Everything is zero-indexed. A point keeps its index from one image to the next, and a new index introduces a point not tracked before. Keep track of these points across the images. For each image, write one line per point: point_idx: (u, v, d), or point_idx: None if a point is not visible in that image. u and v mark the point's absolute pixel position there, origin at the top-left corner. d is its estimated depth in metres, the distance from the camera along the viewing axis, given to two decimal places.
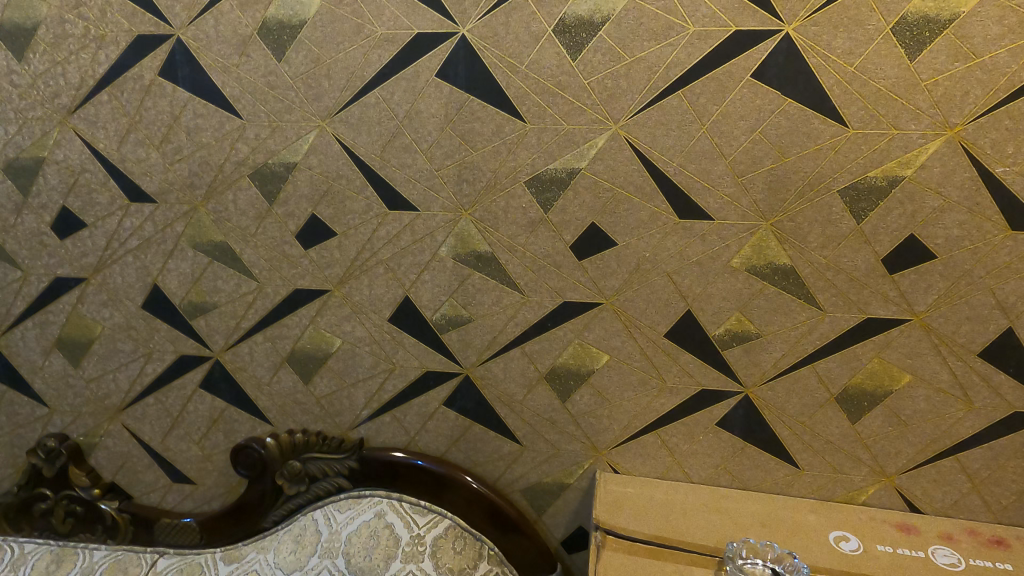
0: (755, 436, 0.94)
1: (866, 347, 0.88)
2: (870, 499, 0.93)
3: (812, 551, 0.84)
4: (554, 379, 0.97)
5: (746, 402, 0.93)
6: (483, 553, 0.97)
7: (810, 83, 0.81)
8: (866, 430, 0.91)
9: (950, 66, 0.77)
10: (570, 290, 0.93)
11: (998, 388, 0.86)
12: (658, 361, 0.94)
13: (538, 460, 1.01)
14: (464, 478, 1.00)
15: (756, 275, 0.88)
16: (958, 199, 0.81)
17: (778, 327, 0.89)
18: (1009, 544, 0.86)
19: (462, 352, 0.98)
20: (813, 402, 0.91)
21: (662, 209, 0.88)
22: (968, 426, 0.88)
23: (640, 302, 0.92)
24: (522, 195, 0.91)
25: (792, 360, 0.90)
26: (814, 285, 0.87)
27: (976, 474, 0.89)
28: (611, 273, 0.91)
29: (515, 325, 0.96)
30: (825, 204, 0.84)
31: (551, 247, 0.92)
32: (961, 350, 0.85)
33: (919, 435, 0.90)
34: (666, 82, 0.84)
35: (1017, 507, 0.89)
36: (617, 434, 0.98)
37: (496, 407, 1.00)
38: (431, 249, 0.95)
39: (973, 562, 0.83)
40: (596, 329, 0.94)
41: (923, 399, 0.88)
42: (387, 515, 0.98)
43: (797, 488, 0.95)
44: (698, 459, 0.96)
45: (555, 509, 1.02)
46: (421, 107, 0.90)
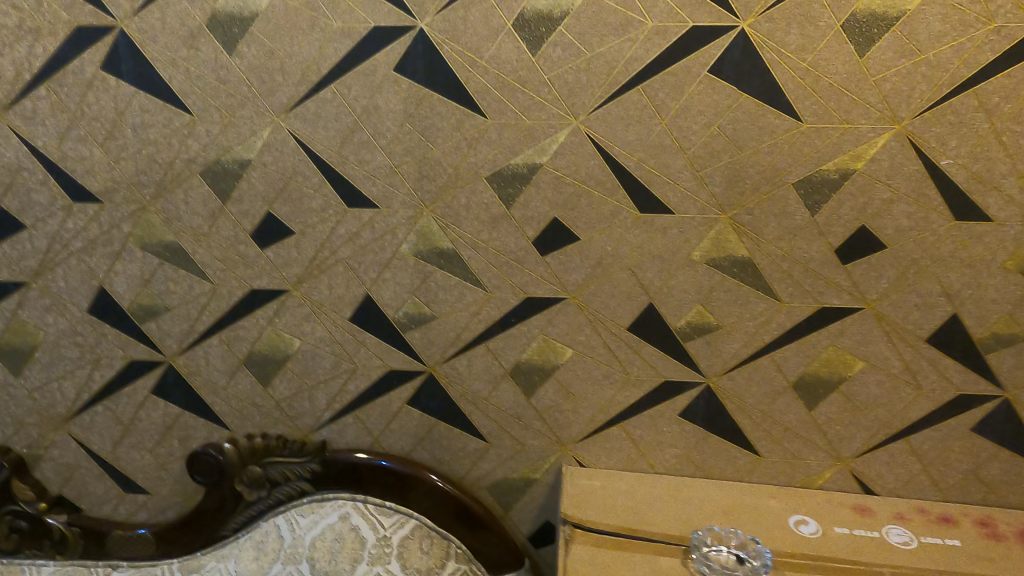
0: (716, 425, 0.96)
1: (821, 336, 0.90)
2: (826, 483, 0.96)
3: (774, 536, 0.86)
4: (519, 375, 0.97)
5: (707, 392, 0.95)
6: (451, 551, 0.97)
7: (765, 78, 0.82)
8: (822, 417, 0.93)
9: (896, 62, 0.80)
10: (534, 285, 0.93)
11: (944, 372, 0.89)
12: (622, 354, 0.94)
13: (504, 456, 1.00)
14: (429, 476, 0.99)
15: (716, 267, 0.89)
16: (906, 190, 0.84)
17: (736, 318, 0.91)
18: (955, 521, 0.91)
19: (425, 350, 0.97)
20: (772, 391, 0.93)
21: (623, 204, 0.89)
22: (917, 409, 0.91)
23: (603, 297, 0.92)
24: (483, 190, 0.90)
25: (751, 350, 0.92)
26: (771, 276, 0.89)
27: (925, 456, 0.93)
28: (574, 268, 0.92)
29: (479, 321, 0.95)
30: (781, 197, 0.86)
31: (513, 242, 0.92)
32: (910, 336, 0.89)
33: (872, 419, 0.93)
34: (625, 77, 0.84)
35: (962, 485, 0.93)
36: (582, 428, 0.98)
37: (461, 404, 0.99)
38: (392, 247, 0.94)
39: (924, 540, 0.87)
40: (560, 324, 0.94)
41: (875, 385, 0.91)
42: (352, 517, 0.98)
43: (758, 475, 0.97)
44: (662, 450, 0.98)
45: (522, 505, 1.02)
46: (379, 102, 0.88)
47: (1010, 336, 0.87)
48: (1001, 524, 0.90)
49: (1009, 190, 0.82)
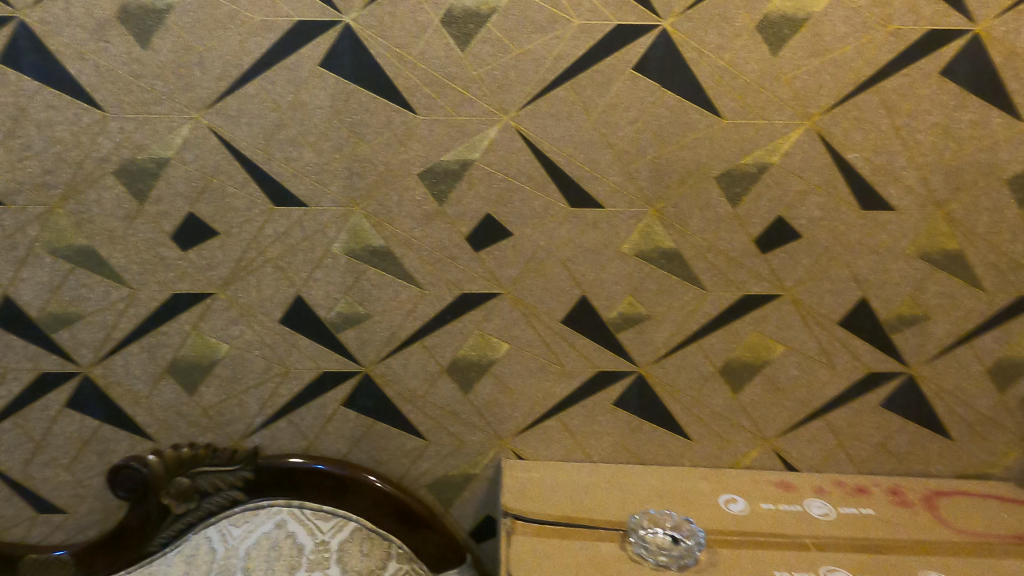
0: (649, 412, 0.99)
1: (744, 323, 0.95)
2: (752, 462, 1.01)
3: (706, 515, 0.90)
4: (456, 371, 0.97)
5: (640, 381, 0.97)
6: (391, 552, 0.96)
7: (686, 76, 0.85)
8: (747, 399, 0.98)
9: (806, 62, 0.84)
10: (468, 281, 0.93)
11: (856, 352, 0.95)
12: (557, 347, 0.96)
13: (443, 453, 1.00)
14: (368, 477, 0.98)
15: (644, 259, 0.92)
16: (818, 182, 0.89)
17: (665, 308, 0.94)
18: (869, 492, 0.97)
19: (360, 350, 0.96)
20: (700, 377, 0.97)
21: (555, 199, 0.90)
22: (832, 389, 0.97)
23: (537, 291, 0.94)
24: (415, 187, 0.90)
25: (680, 338, 0.95)
26: (697, 267, 0.92)
27: (841, 431, 0.99)
28: (508, 263, 0.92)
29: (414, 319, 0.95)
30: (704, 190, 0.89)
31: (447, 239, 0.92)
32: (825, 319, 0.94)
33: (792, 400, 0.98)
34: (554, 74, 0.85)
35: (873, 456, 1.00)
36: (519, 421, 0.99)
37: (399, 403, 0.98)
38: (323, 246, 0.92)
39: (842, 510, 0.93)
40: (495, 320, 0.95)
41: (794, 367, 0.96)
42: (289, 524, 0.95)
43: (689, 458, 1.01)
44: (598, 439, 1.00)
45: (462, 501, 1.02)
46: (305, 98, 0.87)
47: (912, 316, 0.94)
48: (909, 492, 0.97)
49: (907, 180, 0.88)
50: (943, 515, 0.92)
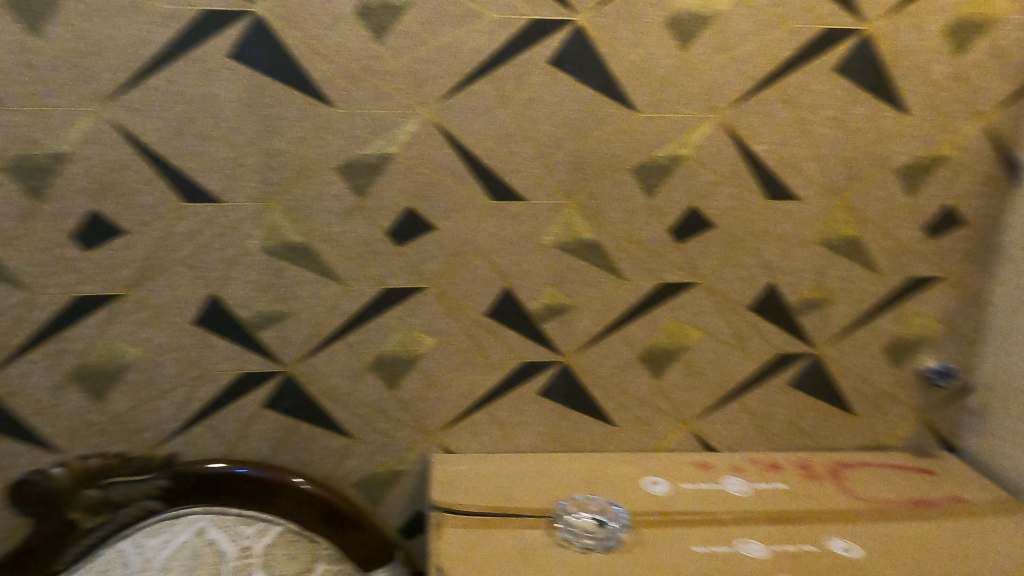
0: (574, 401, 1.01)
1: (663, 310, 0.98)
2: (674, 445, 1.05)
3: (629, 497, 0.93)
4: (381, 368, 0.96)
5: (564, 370, 0.99)
6: (318, 554, 0.95)
7: (601, 70, 0.87)
8: (667, 384, 1.02)
9: (713, 58, 0.88)
10: (391, 276, 0.93)
11: (766, 335, 1.00)
12: (482, 339, 0.97)
13: (370, 451, 0.99)
14: (293, 480, 0.95)
15: (566, 251, 0.94)
16: (728, 174, 0.93)
17: (587, 298, 0.96)
18: (782, 467, 1.03)
19: (280, 349, 0.94)
20: (622, 364, 1.00)
21: (476, 192, 0.90)
22: (746, 371, 1.02)
23: (461, 284, 0.94)
24: (334, 181, 0.88)
25: (601, 327, 0.98)
26: (616, 257, 0.95)
27: (754, 411, 1.04)
28: (431, 257, 0.92)
29: (336, 316, 0.93)
30: (621, 182, 0.92)
31: (368, 234, 0.91)
32: (737, 305, 0.99)
33: (710, 383, 1.02)
34: (472, 67, 0.86)
35: (784, 434, 1.06)
36: (447, 415, 0.99)
37: (323, 402, 0.96)
38: (238, 243, 0.89)
39: (757, 486, 0.97)
40: (420, 314, 0.94)
41: (710, 351, 1.01)
42: (209, 532, 0.92)
43: (614, 444, 1.04)
44: (525, 429, 1.01)
45: (391, 498, 1.02)
46: (216, 90, 0.84)
47: (816, 300, 0.99)
48: (817, 465, 1.03)
49: (808, 172, 0.93)
50: (848, 485, 0.98)
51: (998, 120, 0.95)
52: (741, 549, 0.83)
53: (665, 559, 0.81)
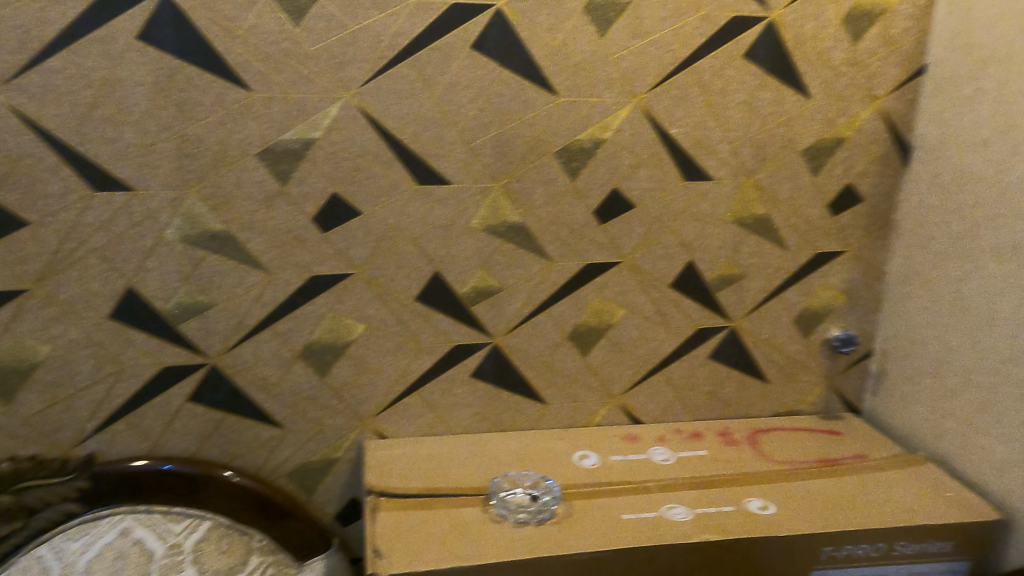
0: (506, 381, 1.03)
1: (589, 289, 1.01)
2: (603, 419, 1.09)
3: (561, 471, 0.96)
4: (310, 356, 0.95)
5: (495, 351, 1.01)
6: (252, 546, 0.94)
7: (523, 55, 0.89)
8: (595, 361, 1.05)
9: (630, 44, 0.91)
10: (318, 263, 0.92)
11: (686, 311, 1.05)
12: (413, 323, 0.97)
13: (302, 440, 0.98)
14: (223, 473, 0.94)
15: (493, 233, 0.95)
16: (647, 156, 0.96)
17: (516, 280, 0.98)
18: (703, 435, 1.08)
19: (204, 341, 0.91)
20: (552, 344, 1.02)
21: (402, 177, 0.90)
22: (668, 345, 1.07)
23: (389, 269, 0.94)
24: (255, 167, 0.86)
25: (530, 308, 1.00)
26: (543, 239, 0.97)
27: (677, 383, 1.09)
28: (358, 242, 0.92)
29: (262, 305, 0.91)
30: (545, 165, 0.94)
31: (292, 220, 0.89)
32: (659, 282, 1.03)
33: (635, 358, 1.06)
34: (393, 51, 0.85)
35: (705, 403, 1.12)
36: (380, 401, 0.99)
37: (251, 393, 0.94)
38: (155, 233, 0.86)
39: (680, 455, 1.03)
40: (348, 300, 0.94)
41: (635, 328, 1.05)
42: (134, 531, 0.90)
43: (546, 421, 1.07)
44: (458, 411, 1.03)
45: (325, 486, 1.01)
46: (124, 73, 0.80)
47: (731, 276, 1.05)
48: (735, 431, 1.10)
49: (721, 153, 0.98)
50: (763, 449, 1.05)
51: (891, 104, 1.02)
52: (666, 513, 0.88)
53: (596, 526, 0.84)
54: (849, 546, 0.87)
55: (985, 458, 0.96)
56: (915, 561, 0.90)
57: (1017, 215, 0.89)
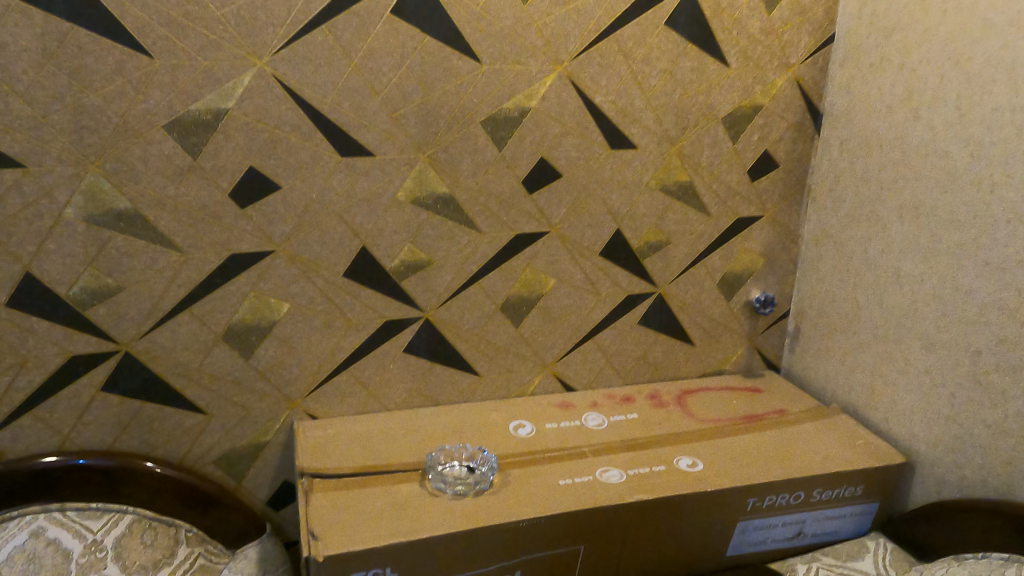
0: (439, 354, 1.02)
1: (520, 260, 1.01)
2: (537, 388, 1.10)
3: (497, 442, 0.97)
4: (233, 338, 0.91)
5: (427, 325, 1.00)
6: (180, 537, 0.90)
7: (445, 21, 0.86)
8: (527, 331, 1.06)
9: (553, 10, 0.90)
10: (237, 240, 0.87)
11: (615, 278, 1.07)
12: (341, 300, 0.94)
13: (228, 425, 0.95)
14: (145, 464, 0.89)
15: (420, 205, 0.93)
16: (573, 125, 0.96)
17: (445, 252, 0.97)
18: (634, 399, 1.11)
19: (114, 327, 0.85)
20: (484, 316, 1.02)
21: (323, 149, 0.87)
22: (598, 313, 1.08)
23: (314, 245, 0.90)
24: (162, 140, 0.81)
25: (461, 280, 0.99)
26: (471, 210, 0.96)
27: (608, 349, 1.11)
28: (278, 218, 0.88)
29: (178, 287, 0.87)
30: (472, 135, 0.92)
31: (206, 195, 0.84)
32: (588, 251, 1.04)
33: (566, 326, 1.08)
34: (308, 16, 0.81)
35: (635, 368, 1.15)
36: (309, 381, 0.97)
37: (170, 379, 0.90)
38: (53, 213, 0.79)
39: (613, 419, 1.05)
40: (271, 278, 0.90)
41: (565, 296, 1.06)
42: (47, 531, 0.84)
43: (481, 393, 1.07)
44: (391, 387, 1.01)
45: (255, 471, 0.98)
46: (5, 37, 0.73)
47: (657, 243, 1.07)
48: (664, 394, 1.14)
49: (645, 122, 0.99)
50: (691, 409, 1.09)
51: (804, 72, 1.06)
52: (601, 476, 0.90)
53: (534, 493, 0.85)
54: (771, 496, 0.92)
55: (892, 406, 1.02)
56: (830, 505, 0.97)
57: (919, 178, 0.95)
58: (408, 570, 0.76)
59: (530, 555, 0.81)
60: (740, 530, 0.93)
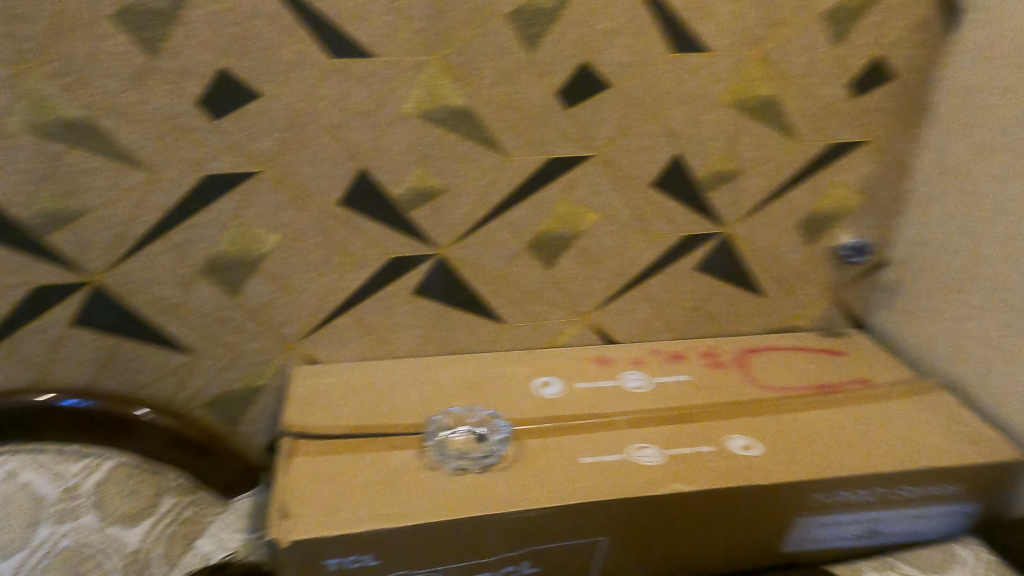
0: (455, 298, 0.88)
1: (554, 190, 0.84)
2: (570, 339, 0.95)
3: (518, 403, 0.83)
4: (217, 272, 0.79)
5: (441, 264, 0.85)
6: (165, 487, 0.84)
7: None
8: (561, 274, 0.90)
9: None
10: (212, 159, 0.73)
11: (670, 215, 0.89)
12: (339, 233, 0.80)
13: (218, 367, 0.85)
14: (134, 412, 0.81)
15: (431, 121, 0.76)
16: (626, 20, 0.76)
17: (463, 180, 0.80)
18: (685, 357, 0.95)
19: (81, 256, 0.74)
20: (510, 255, 0.87)
21: (309, 48, 0.70)
22: (648, 255, 0.91)
23: (304, 167, 0.76)
24: (112, 34, 0.65)
25: (483, 213, 0.83)
26: (495, 127, 0.78)
27: (658, 298, 0.95)
28: (259, 134, 0.73)
29: (149, 212, 0.74)
30: (495, 32, 0.73)
31: (172, 104, 0.70)
32: (639, 181, 0.85)
33: (608, 270, 0.91)
34: None
35: (690, 320, 0.98)
36: (307, 322, 0.85)
37: (150, 315, 0.80)
38: None
39: (657, 380, 0.90)
40: (256, 205, 0.77)
41: (608, 235, 0.88)
42: (21, 474, 0.77)
43: (504, 341, 0.93)
44: (400, 332, 0.89)
45: (251, 417, 0.89)
46: None
47: (725, 173, 0.88)
48: (721, 352, 0.96)
49: (721, 16, 0.77)
50: (752, 373, 0.92)
51: None
52: (634, 456, 0.75)
53: (551, 472, 0.72)
54: (843, 492, 0.75)
55: (1010, 387, 0.82)
56: (916, 504, 0.79)
57: None
58: (393, 559, 0.65)
59: (540, 546, 0.69)
60: (800, 526, 0.77)
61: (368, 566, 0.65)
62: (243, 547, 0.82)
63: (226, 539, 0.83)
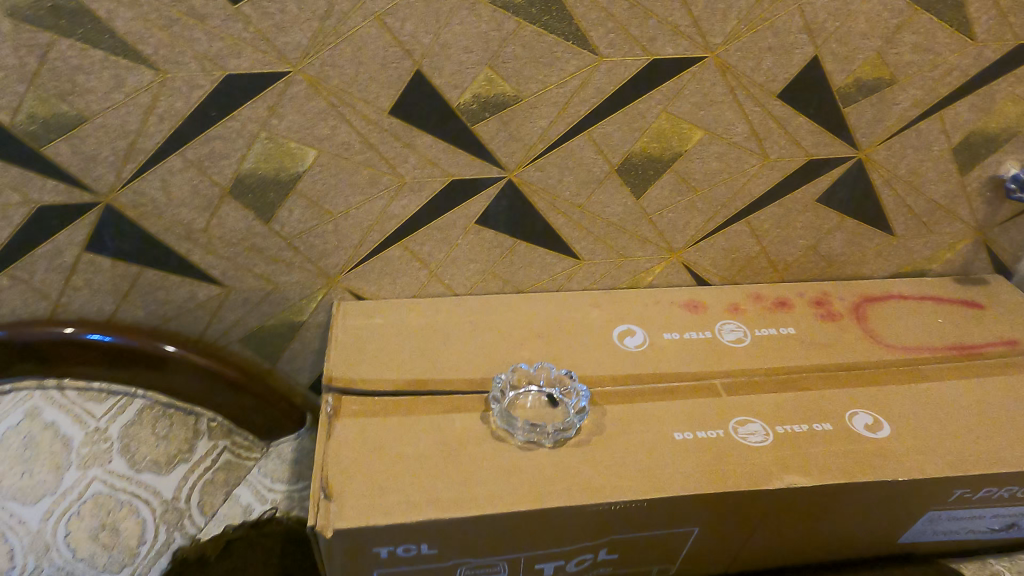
0: (525, 229, 0.74)
1: (654, 101, 0.67)
2: (656, 279, 0.82)
3: (596, 358, 0.71)
4: (246, 194, 0.67)
5: (510, 190, 0.71)
6: (201, 428, 0.77)
7: None
8: (653, 205, 0.75)
9: None
10: (232, 55, 0.58)
11: (794, 134, 0.71)
12: (388, 150, 0.66)
13: (254, 302, 0.75)
14: (162, 347, 0.73)
15: (505, 9, 0.59)
16: None
17: (541, 87, 0.64)
18: (791, 305, 0.80)
19: (86, 172, 0.62)
20: (593, 180, 0.72)
21: None
22: (759, 183, 0.75)
23: (344, 67, 0.61)
24: None
25: (564, 129, 0.67)
26: (586, 19, 0.61)
27: (764, 235, 0.80)
28: (287, 24, 0.57)
29: (161, 121, 0.61)
30: None
31: None
32: (761, 91, 0.68)
33: (709, 200, 0.75)
34: None
35: (799, 261, 0.83)
36: (352, 254, 0.73)
37: (172, 242, 0.68)
38: None
39: (759, 334, 0.75)
40: (288, 114, 0.63)
41: (715, 159, 0.72)
42: (44, 413, 0.70)
43: (579, 280, 0.80)
44: (460, 267, 0.76)
45: (292, 353, 0.80)
46: None
47: (872, 82, 0.69)
48: (835, 300, 0.81)
49: None
50: (873, 328, 0.77)
51: None
52: (740, 435, 0.62)
53: (638, 451, 0.60)
54: (991, 488, 0.62)
55: None
56: None
57: None
58: (450, 547, 0.56)
59: (619, 536, 0.59)
60: (927, 520, 0.65)
61: (421, 554, 0.56)
62: (284, 501, 0.79)
63: (266, 490, 0.79)
